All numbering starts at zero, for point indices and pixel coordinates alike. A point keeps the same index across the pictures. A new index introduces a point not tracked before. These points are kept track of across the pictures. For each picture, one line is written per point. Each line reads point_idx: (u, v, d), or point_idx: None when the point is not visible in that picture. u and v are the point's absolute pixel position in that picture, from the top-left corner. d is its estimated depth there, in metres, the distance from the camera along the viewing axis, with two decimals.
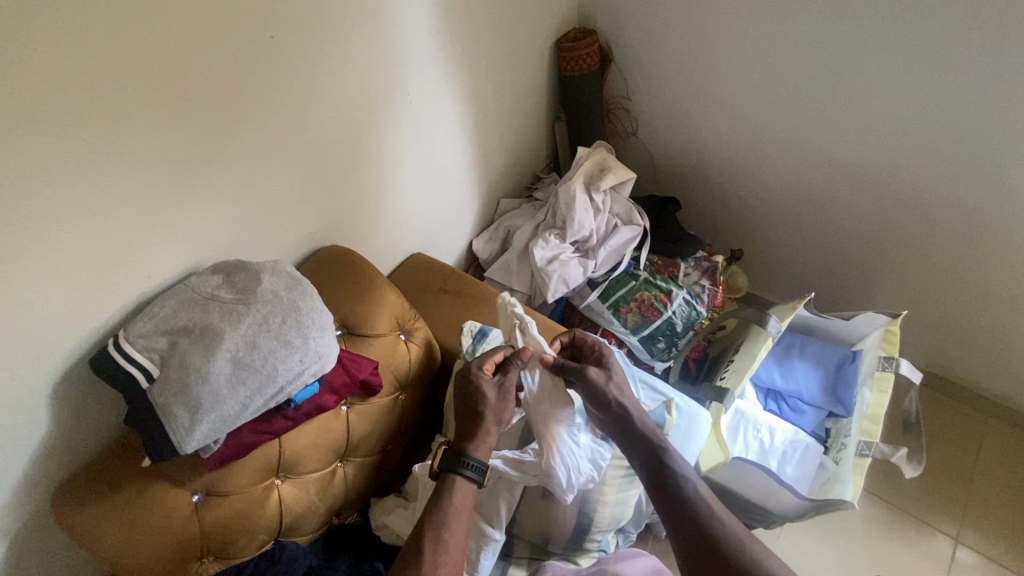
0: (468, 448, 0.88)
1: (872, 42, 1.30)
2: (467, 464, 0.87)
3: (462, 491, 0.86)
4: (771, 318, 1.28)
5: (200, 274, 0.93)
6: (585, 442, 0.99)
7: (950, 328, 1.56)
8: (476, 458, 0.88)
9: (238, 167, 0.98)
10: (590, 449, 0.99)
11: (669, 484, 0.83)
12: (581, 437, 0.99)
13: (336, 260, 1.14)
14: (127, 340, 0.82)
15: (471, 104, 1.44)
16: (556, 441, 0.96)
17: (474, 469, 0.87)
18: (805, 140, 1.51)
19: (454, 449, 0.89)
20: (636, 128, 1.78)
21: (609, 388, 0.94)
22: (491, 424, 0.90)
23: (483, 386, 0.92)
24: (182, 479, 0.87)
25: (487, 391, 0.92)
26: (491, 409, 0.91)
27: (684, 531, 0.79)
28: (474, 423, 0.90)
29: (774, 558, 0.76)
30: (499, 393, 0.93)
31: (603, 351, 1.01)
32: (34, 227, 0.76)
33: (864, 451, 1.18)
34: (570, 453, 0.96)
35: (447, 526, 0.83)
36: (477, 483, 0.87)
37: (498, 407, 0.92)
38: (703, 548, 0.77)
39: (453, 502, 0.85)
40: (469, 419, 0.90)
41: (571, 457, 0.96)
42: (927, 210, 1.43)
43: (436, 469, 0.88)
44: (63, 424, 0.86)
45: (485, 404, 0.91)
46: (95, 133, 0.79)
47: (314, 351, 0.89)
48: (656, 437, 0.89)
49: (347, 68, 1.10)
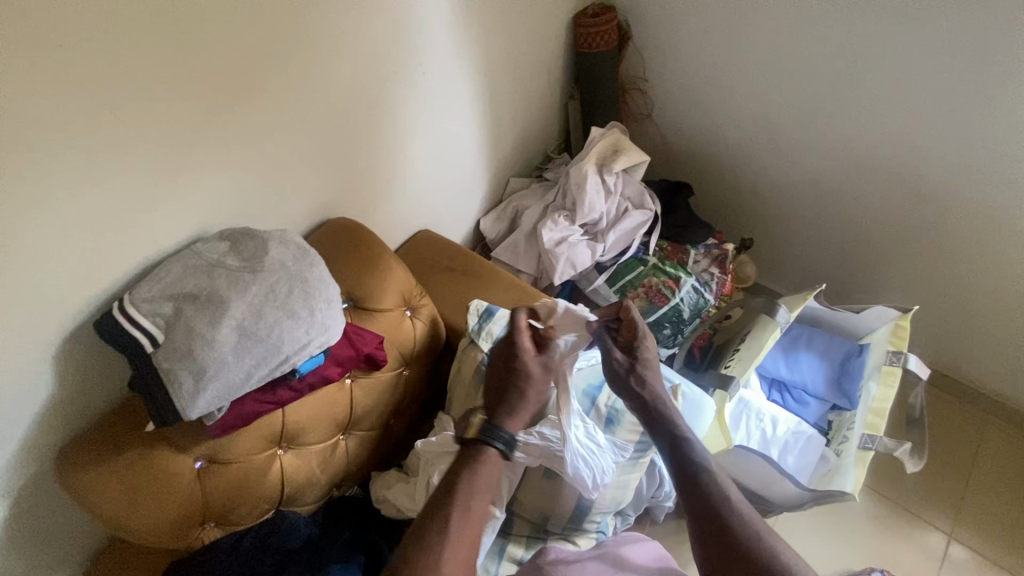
0: (506, 422, 0.90)
1: (899, 29, 1.26)
2: (499, 437, 0.87)
3: (491, 463, 0.85)
4: (781, 308, 1.25)
5: (207, 240, 0.91)
6: (604, 442, 1.03)
7: (958, 326, 1.54)
8: (506, 432, 0.88)
9: (245, 136, 0.96)
10: (610, 448, 1.04)
11: (689, 469, 0.83)
12: (601, 438, 1.03)
13: (344, 232, 1.12)
14: (133, 304, 0.81)
15: (483, 79, 1.40)
16: (574, 447, 0.98)
17: (504, 442, 0.87)
18: (823, 130, 1.47)
19: (489, 420, 0.89)
20: (651, 110, 1.75)
21: (631, 378, 0.95)
22: (531, 402, 0.94)
23: (527, 365, 0.95)
24: (185, 444, 0.87)
25: (532, 369, 0.95)
26: (536, 386, 0.95)
27: (703, 520, 0.78)
28: (518, 400, 0.92)
29: (793, 551, 0.75)
30: (543, 373, 0.96)
31: (642, 335, 0.97)
32: (32, 189, 0.74)
33: (868, 445, 1.17)
34: (592, 457, 0.99)
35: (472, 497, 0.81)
36: (506, 456, 0.87)
37: (542, 382, 0.95)
38: (722, 539, 0.76)
39: (480, 474, 0.83)
40: (513, 393, 0.93)
41: (594, 460, 0.99)
42: (945, 207, 1.40)
43: (464, 437, 0.87)
44: (65, 387, 0.86)
45: (529, 381, 0.94)
46: (93, 93, 0.76)
47: (320, 322, 0.88)
48: (679, 422, 0.90)
49: (358, 35, 1.07)
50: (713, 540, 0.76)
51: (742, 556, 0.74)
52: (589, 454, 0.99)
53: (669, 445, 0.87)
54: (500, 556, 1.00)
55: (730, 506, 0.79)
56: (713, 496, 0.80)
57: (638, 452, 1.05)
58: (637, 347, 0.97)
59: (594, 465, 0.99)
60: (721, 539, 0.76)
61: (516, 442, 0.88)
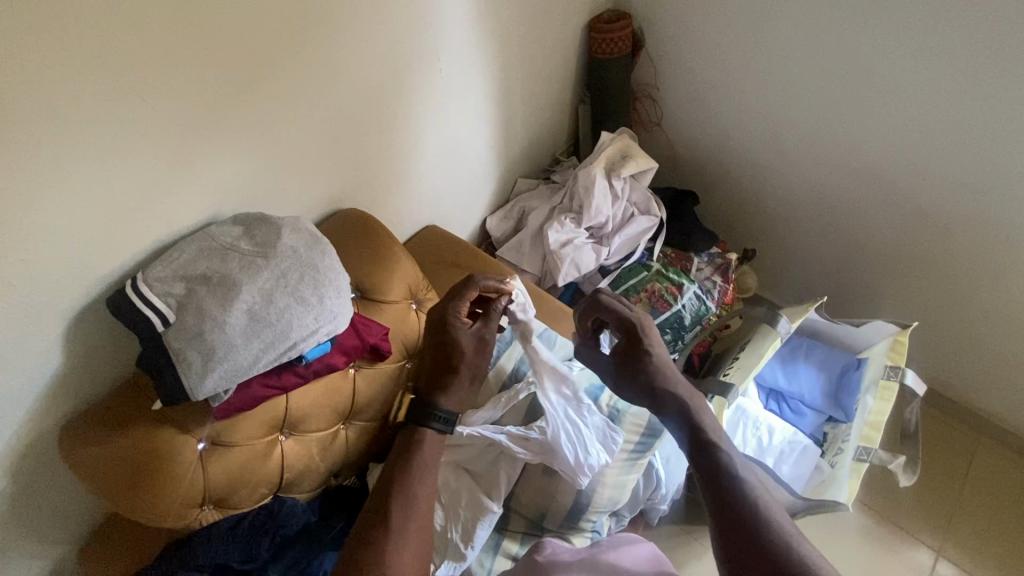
0: (438, 400, 0.92)
1: (907, 47, 1.28)
2: (435, 416, 0.91)
3: (429, 443, 0.90)
4: (782, 318, 1.29)
5: (221, 224, 0.92)
6: (593, 423, 1.03)
7: (956, 344, 1.56)
8: (444, 409, 0.92)
9: (261, 123, 0.97)
10: (600, 432, 1.03)
11: (712, 457, 0.80)
12: (591, 419, 1.03)
13: (353, 222, 1.13)
14: (145, 283, 0.82)
15: (497, 78, 1.41)
16: (557, 420, 1.00)
17: (442, 420, 0.91)
18: (830, 143, 1.49)
19: (421, 401, 0.92)
20: (661, 118, 1.77)
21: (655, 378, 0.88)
22: (465, 378, 0.94)
23: (458, 340, 0.94)
24: (187, 425, 0.87)
25: (464, 341, 0.94)
26: (468, 364, 0.94)
27: (723, 516, 0.75)
28: (451, 376, 0.93)
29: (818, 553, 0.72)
30: (477, 349, 0.95)
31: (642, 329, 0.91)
32: (49, 160, 0.76)
33: (863, 456, 1.19)
34: (578, 433, 1.00)
35: (416, 479, 0.86)
36: (445, 433, 0.92)
37: (475, 359, 0.95)
38: (741, 532, 0.73)
39: (421, 452, 0.89)
40: (447, 371, 0.93)
41: (578, 435, 1.00)
42: (946, 227, 1.41)
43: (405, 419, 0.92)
44: (73, 363, 0.87)
45: (462, 358, 0.93)
46: (115, 68, 0.77)
47: (328, 311, 0.89)
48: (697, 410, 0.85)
49: (376, 29, 1.08)
50: (735, 537, 0.73)
51: (762, 555, 0.70)
52: (574, 429, 1.00)
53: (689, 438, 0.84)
54: (495, 551, 1.02)
55: (754, 500, 0.75)
56: (734, 490, 0.76)
57: (637, 453, 1.05)
58: (637, 344, 0.90)
59: (578, 442, 0.99)
60: (740, 533, 0.73)
61: (457, 419, 0.93)
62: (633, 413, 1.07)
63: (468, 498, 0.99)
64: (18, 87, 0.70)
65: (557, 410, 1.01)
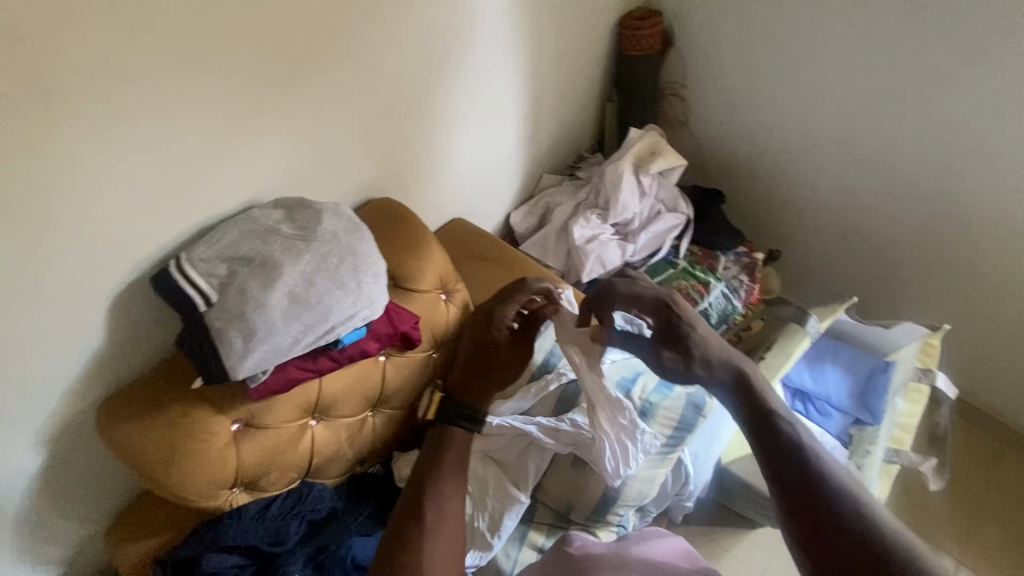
0: (467, 399, 0.83)
1: (941, 46, 1.27)
2: (462, 414, 0.81)
3: (459, 442, 0.80)
4: (811, 318, 1.32)
5: (262, 208, 0.93)
6: (643, 436, 1.00)
7: (984, 351, 1.53)
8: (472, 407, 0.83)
9: (298, 108, 0.98)
10: (644, 441, 1.01)
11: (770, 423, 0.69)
12: (641, 433, 1.00)
13: (388, 211, 1.14)
14: (189, 263, 0.83)
15: (526, 71, 1.41)
16: (610, 433, 0.98)
17: (468, 419, 0.81)
18: (858, 143, 1.48)
19: (450, 400, 0.83)
20: (687, 116, 1.75)
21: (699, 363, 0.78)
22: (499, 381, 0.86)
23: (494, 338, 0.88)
24: (224, 405, 0.88)
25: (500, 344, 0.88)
26: (502, 366, 0.87)
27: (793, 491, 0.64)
28: (484, 377, 0.85)
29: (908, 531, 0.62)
30: (511, 352, 0.88)
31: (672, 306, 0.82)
32: (93, 136, 0.77)
33: (893, 458, 1.26)
34: (627, 448, 0.99)
35: (445, 481, 0.76)
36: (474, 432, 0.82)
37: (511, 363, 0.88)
38: (812, 505, 0.63)
39: (449, 452, 0.79)
40: (480, 372, 0.86)
41: (624, 448, 0.98)
42: (974, 230, 1.40)
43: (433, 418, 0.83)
44: (111, 342, 0.88)
45: (496, 359, 0.87)
46: (161, 48, 0.79)
47: (366, 295, 0.89)
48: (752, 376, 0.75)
49: (412, 18, 1.09)
50: (809, 516, 0.62)
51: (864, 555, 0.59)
52: (623, 443, 0.98)
53: (753, 409, 0.71)
54: (521, 542, 1.02)
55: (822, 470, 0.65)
56: (819, 473, 0.64)
57: (668, 448, 1.05)
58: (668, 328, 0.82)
59: (623, 454, 0.98)
60: (823, 513, 0.62)
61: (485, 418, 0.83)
62: (666, 407, 1.06)
63: (495, 487, 0.99)
64: (69, 59, 0.72)
65: (609, 426, 0.97)
